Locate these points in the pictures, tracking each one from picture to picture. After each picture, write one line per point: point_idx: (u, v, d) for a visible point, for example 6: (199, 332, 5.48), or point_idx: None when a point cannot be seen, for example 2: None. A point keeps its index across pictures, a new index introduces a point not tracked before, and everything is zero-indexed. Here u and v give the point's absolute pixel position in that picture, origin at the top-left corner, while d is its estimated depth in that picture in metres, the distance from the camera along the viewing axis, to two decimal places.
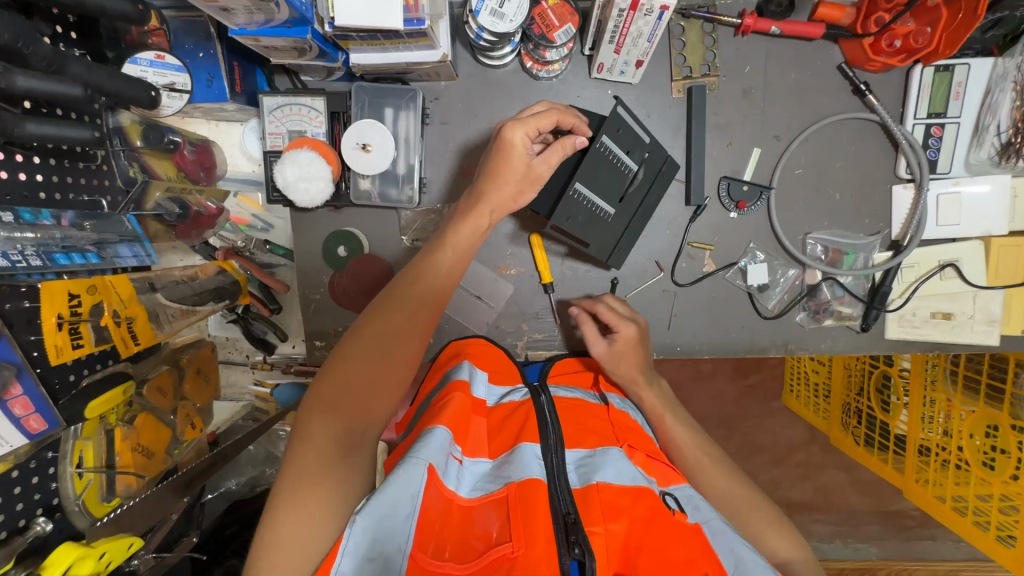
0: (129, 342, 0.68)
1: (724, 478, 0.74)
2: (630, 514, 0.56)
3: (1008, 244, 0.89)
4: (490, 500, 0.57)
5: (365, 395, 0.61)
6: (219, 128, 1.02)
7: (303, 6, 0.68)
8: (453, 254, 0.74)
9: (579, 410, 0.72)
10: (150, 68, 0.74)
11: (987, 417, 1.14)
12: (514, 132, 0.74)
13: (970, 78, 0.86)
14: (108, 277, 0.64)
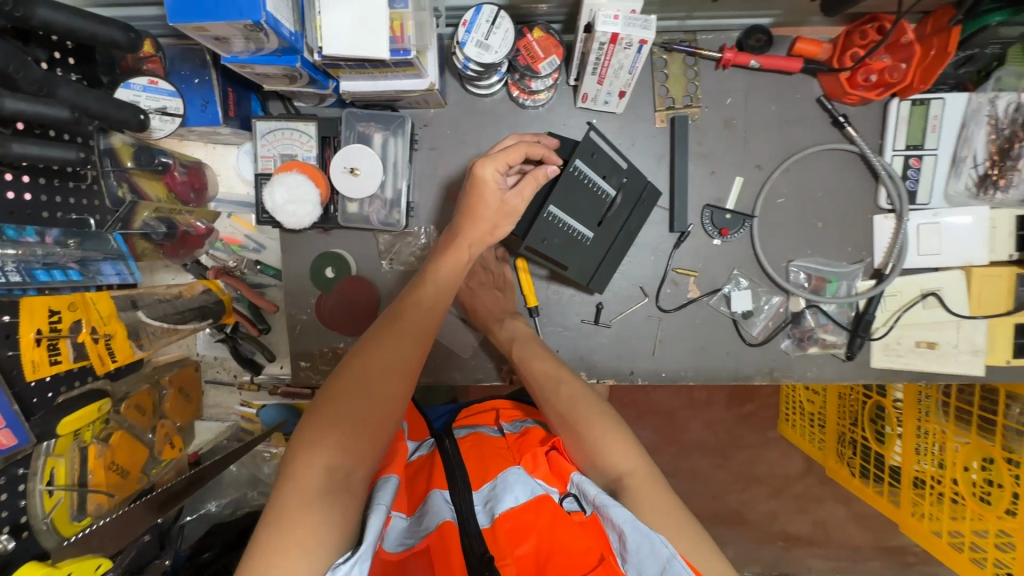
0: (107, 358, 0.67)
1: (583, 408, 0.74)
2: (538, 532, 0.58)
3: (988, 274, 0.89)
4: (411, 552, 0.58)
5: (356, 429, 0.57)
6: (216, 151, 1.06)
7: (294, 37, 0.70)
8: (438, 289, 0.73)
9: (480, 445, 0.74)
10: (142, 93, 0.79)
11: (981, 449, 1.15)
12: (487, 167, 0.76)
13: (945, 112, 0.88)
14: (88, 294, 0.65)
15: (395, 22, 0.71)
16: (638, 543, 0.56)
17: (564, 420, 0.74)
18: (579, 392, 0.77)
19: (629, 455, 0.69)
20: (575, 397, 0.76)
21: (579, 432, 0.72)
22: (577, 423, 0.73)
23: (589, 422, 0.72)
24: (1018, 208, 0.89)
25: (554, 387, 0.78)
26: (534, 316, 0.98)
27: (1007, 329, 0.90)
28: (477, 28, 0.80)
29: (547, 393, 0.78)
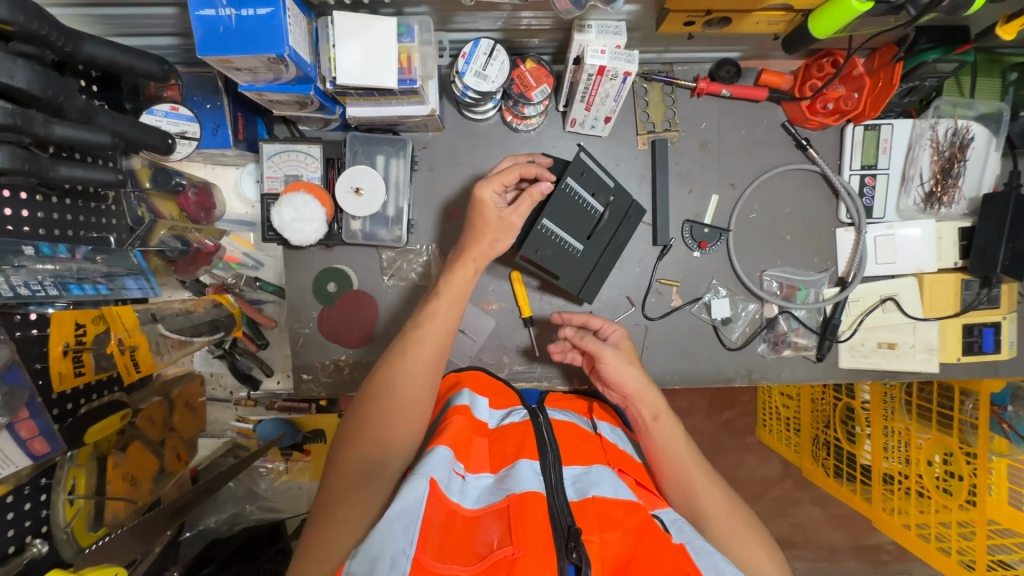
0: (131, 370, 0.72)
1: (739, 520, 0.72)
2: (624, 527, 0.59)
3: (938, 279, 0.99)
4: (492, 512, 0.59)
5: (383, 429, 0.69)
6: (216, 172, 1.09)
7: (309, 68, 0.75)
8: (451, 297, 0.81)
9: (573, 435, 0.76)
10: (164, 118, 0.83)
11: (941, 444, 1.24)
12: (486, 189, 0.84)
13: (894, 136, 0.99)
14: (115, 306, 0.68)
15: (403, 55, 0.78)
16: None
17: (725, 526, 0.71)
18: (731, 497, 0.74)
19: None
20: (731, 503, 0.73)
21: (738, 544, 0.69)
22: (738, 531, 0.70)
23: (746, 537, 0.70)
24: (960, 221, 0.99)
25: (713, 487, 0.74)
26: (529, 326, 1.03)
27: (955, 328, 1.00)
28: (475, 59, 0.87)
29: (706, 490, 0.74)
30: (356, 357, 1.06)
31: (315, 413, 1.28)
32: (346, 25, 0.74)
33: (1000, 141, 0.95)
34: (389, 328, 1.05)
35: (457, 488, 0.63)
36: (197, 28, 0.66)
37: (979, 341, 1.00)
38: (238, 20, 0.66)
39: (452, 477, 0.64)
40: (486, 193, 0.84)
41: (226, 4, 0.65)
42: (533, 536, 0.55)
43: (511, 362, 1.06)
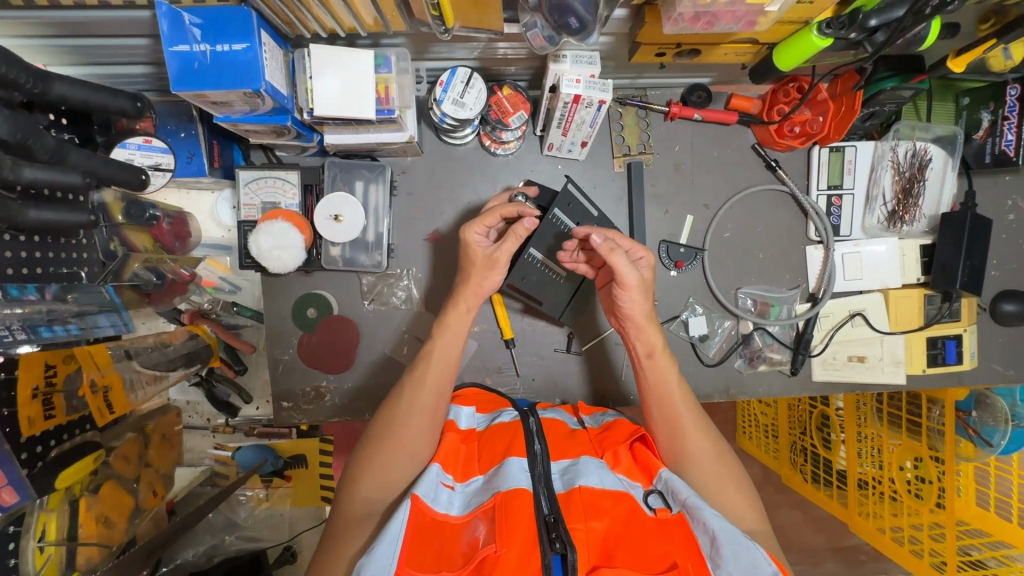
0: (105, 411, 0.72)
1: (725, 466, 0.78)
2: (611, 515, 0.67)
3: (902, 294, 1.03)
4: (480, 513, 0.67)
5: (385, 467, 0.75)
6: (190, 196, 1.04)
7: (286, 99, 0.75)
8: (449, 338, 0.83)
9: (558, 430, 0.85)
10: (137, 152, 0.77)
11: (910, 449, 1.29)
12: (471, 232, 0.85)
13: (858, 157, 1.03)
14: (86, 347, 0.70)
15: (380, 85, 0.79)
16: (730, 550, 0.61)
17: (710, 470, 0.77)
18: (719, 445, 0.80)
19: (758, 523, 0.74)
20: (718, 449, 0.79)
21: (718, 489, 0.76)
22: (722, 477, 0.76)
23: (728, 482, 0.76)
24: (921, 238, 1.03)
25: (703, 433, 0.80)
26: (511, 347, 1.04)
27: (920, 342, 1.04)
28: (452, 87, 0.88)
29: (693, 433, 0.79)
30: (337, 384, 1.05)
31: (296, 439, 1.26)
32: (323, 57, 0.74)
33: (956, 161, 1.01)
34: (370, 353, 1.05)
35: (445, 500, 0.71)
36: (171, 63, 0.66)
37: (942, 352, 1.05)
38: (213, 55, 0.66)
39: (439, 489, 0.72)
40: (470, 233, 0.84)
41: (201, 39, 0.65)
42: (515, 535, 0.62)
43: (493, 383, 1.07)
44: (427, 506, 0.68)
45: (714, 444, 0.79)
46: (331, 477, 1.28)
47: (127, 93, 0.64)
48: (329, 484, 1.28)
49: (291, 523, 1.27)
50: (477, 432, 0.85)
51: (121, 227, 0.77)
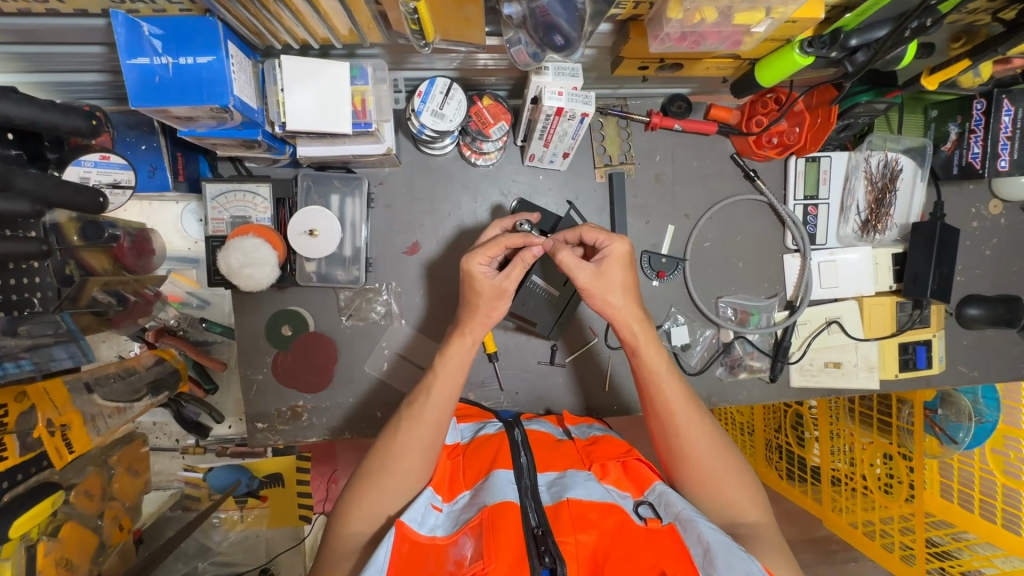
0: (65, 450, 0.67)
1: (723, 455, 0.76)
2: (600, 527, 0.65)
3: (876, 302, 1.06)
4: (468, 530, 0.65)
5: (378, 504, 0.73)
6: (151, 208, 0.98)
7: (255, 113, 0.71)
8: (446, 375, 0.79)
9: (546, 442, 0.83)
10: (93, 169, 0.74)
11: (881, 447, 1.34)
12: (473, 262, 0.79)
13: (832, 168, 1.05)
14: (41, 382, 0.66)
15: (356, 97, 0.75)
16: (724, 561, 0.60)
17: (708, 462, 0.76)
18: (717, 433, 0.78)
19: (757, 509, 0.75)
20: (716, 440, 0.77)
21: (717, 480, 0.75)
22: (720, 469, 0.75)
23: (727, 471, 0.75)
24: (893, 247, 1.06)
25: (699, 424, 0.77)
26: (494, 361, 1.02)
27: (893, 347, 1.07)
28: (432, 98, 0.85)
29: (688, 424, 0.77)
30: (315, 403, 1.01)
31: (271, 457, 1.21)
32: (295, 70, 0.70)
33: (925, 171, 1.03)
34: (348, 370, 1.02)
35: (433, 522, 0.69)
36: (130, 76, 0.61)
37: (914, 357, 1.08)
38: (176, 69, 0.61)
39: (427, 511, 0.70)
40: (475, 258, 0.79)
41: (162, 52, 0.61)
42: (503, 551, 0.60)
43: (476, 398, 1.05)
44: (412, 531, 0.67)
45: (711, 434, 0.77)
46: (309, 495, 1.24)
47: (82, 110, 0.60)
48: (307, 502, 1.24)
49: (268, 544, 1.23)
50: (463, 446, 0.84)
51: (77, 250, 0.72)
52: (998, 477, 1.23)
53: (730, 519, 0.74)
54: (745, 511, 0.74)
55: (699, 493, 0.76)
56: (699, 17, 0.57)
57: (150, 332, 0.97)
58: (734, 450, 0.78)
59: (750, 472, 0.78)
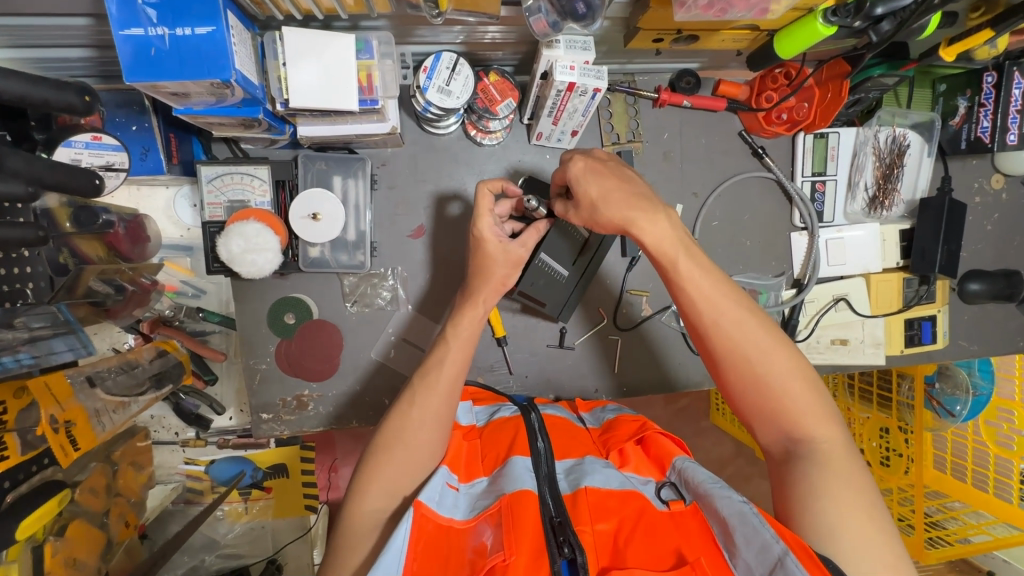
0: (70, 447, 0.63)
1: (774, 360, 0.68)
2: (620, 514, 0.63)
3: (883, 278, 1.06)
4: (487, 518, 0.64)
5: (394, 479, 0.70)
6: (140, 192, 0.94)
7: (257, 90, 0.67)
8: (456, 344, 0.76)
9: (563, 427, 0.82)
10: (85, 150, 0.67)
11: (879, 421, 1.38)
12: (486, 228, 0.77)
13: (841, 144, 1.04)
14: (41, 376, 0.62)
15: (361, 73, 0.72)
16: (743, 537, 0.58)
17: (755, 367, 0.69)
18: (763, 335, 0.70)
19: (822, 422, 0.67)
20: (762, 343, 0.69)
21: (769, 388, 0.68)
22: (771, 375, 0.68)
23: (779, 377, 0.68)
24: (900, 223, 1.06)
25: (739, 325, 0.70)
26: (503, 345, 1.00)
27: (898, 323, 1.08)
28: (438, 74, 0.82)
29: (725, 327, 0.70)
30: (321, 392, 0.99)
31: (274, 447, 1.19)
32: (299, 43, 0.67)
33: (932, 147, 1.03)
34: (355, 358, 0.99)
35: (451, 501, 0.68)
36: (122, 49, 0.57)
37: (918, 333, 1.09)
38: (173, 41, 0.57)
39: (444, 491, 0.68)
40: (481, 194, 0.77)
41: (157, 22, 0.57)
42: (523, 541, 0.59)
43: (486, 382, 1.04)
44: (432, 512, 0.65)
45: (755, 336, 0.69)
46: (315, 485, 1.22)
47: (74, 86, 0.56)
48: (313, 492, 1.23)
49: (274, 535, 1.22)
50: (478, 429, 0.82)
51: (70, 238, 0.68)
52: (990, 448, 1.25)
53: (789, 430, 0.67)
54: (806, 422, 0.67)
55: (750, 403, 0.70)
56: None
57: (147, 321, 0.94)
58: (789, 353, 0.69)
59: (809, 378, 0.69)
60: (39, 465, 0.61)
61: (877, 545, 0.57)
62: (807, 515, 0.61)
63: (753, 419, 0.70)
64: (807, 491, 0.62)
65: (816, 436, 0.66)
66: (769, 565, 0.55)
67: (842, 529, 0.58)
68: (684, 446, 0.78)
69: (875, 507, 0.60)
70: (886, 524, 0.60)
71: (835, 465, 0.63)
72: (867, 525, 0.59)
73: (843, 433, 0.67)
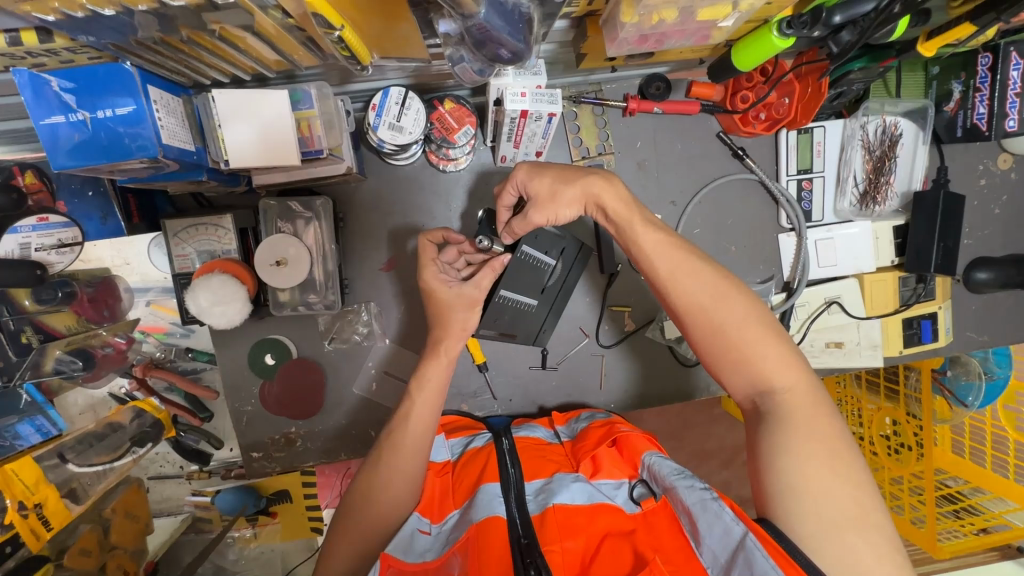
0: (42, 529, 0.71)
1: (734, 309, 0.67)
2: (588, 532, 0.62)
3: (877, 279, 1.01)
4: (456, 548, 0.63)
5: (366, 527, 0.74)
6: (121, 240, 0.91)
7: (193, 155, 0.66)
8: (424, 401, 0.79)
9: (536, 448, 0.81)
10: (33, 232, 0.75)
11: (887, 412, 1.28)
12: (432, 278, 0.82)
13: (827, 139, 0.98)
14: (8, 466, 0.70)
15: (301, 124, 0.70)
16: (705, 522, 0.59)
17: (711, 317, 0.67)
18: (720, 282, 0.68)
19: (787, 369, 0.64)
20: (719, 291, 0.68)
21: (730, 337, 0.66)
22: (730, 324, 0.66)
23: (740, 325, 0.66)
24: (893, 219, 1.01)
25: (693, 275, 0.69)
26: (485, 370, 1.00)
27: (896, 325, 1.03)
28: (387, 111, 0.79)
29: (681, 279, 0.69)
30: (307, 429, 1.00)
31: (280, 474, 1.19)
32: (229, 104, 0.64)
33: (927, 133, 0.97)
34: (338, 393, 1.00)
35: (422, 547, 0.67)
36: (49, 138, 0.57)
37: (918, 332, 1.04)
38: (95, 124, 0.57)
39: (414, 537, 0.68)
40: (422, 245, 0.84)
41: (77, 107, 0.56)
42: (488, 568, 0.59)
43: (470, 408, 1.03)
44: (399, 559, 0.64)
45: (711, 285, 0.68)
46: (318, 508, 1.23)
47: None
48: (317, 514, 1.23)
49: (284, 557, 1.24)
50: (452, 464, 0.82)
51: (34, 316, 0.80)
52: (1010, 432, 1.17)
53: (754, 377, 0.65)
54: (770, 369, 0.64)
55: (714, 353, 0.68)
56: (658, 18, 0.58)
57: (138, 366, 0.97)
58: (746, 299, 0.68)
59: (772, 326, 0.67)
60: (8, 549, 0.67)
61: (836, 490, 0.56)
62: (769, 475, 0.60)
63: (719, 368, 0.68)
64: (771, 436, 0.61)
65: (780, 383, 0.64)
66: (731, 547, 0.56)
67: (801, 473, 0.58)
68: (657, 441, 0.78)
69: (840, 453, 0.59)
70: (851, 469, 0.58)
71: (798, 411, 0.62)
72: (826, 469, 0.57)
73: (811, 379, 0.65)
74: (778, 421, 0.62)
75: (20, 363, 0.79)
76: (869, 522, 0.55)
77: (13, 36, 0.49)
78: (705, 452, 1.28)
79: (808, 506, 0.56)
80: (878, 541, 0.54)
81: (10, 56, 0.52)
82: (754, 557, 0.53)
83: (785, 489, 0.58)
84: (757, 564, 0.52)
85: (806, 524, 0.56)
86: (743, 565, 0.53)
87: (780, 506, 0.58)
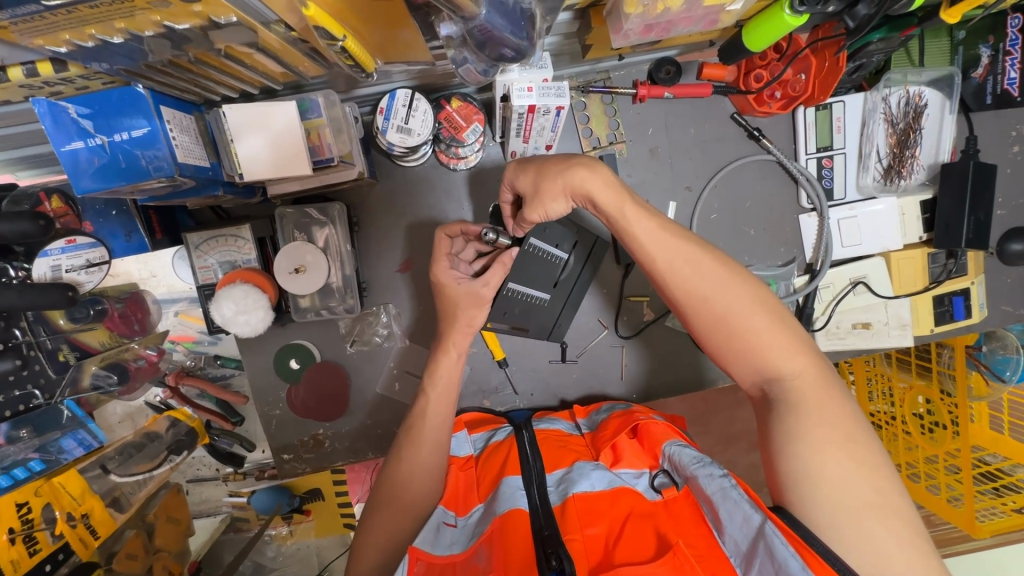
0: (90, 537, 0.78)
1: (735, 297, 0.65)
2: (610, 516, 0.63)
3: (904, 256, 0.99)
4: (482, 540, 0.64)
5: (394, 519, 0.76)
6: (147, 255, 0.95)
7: (209, 171, 0.67)
8: (440, 402, 0.82)
9: (557, 439, 0.82)
10: (62, 254, 0.77)
11: (920, 390, 1.22)
12: (444, 274, 0.84)
13: (847, 113, 0.95)
14: (55, 479, 0.77)
15: (311, 132, 0.71)
16: (726, 509, 0.59)
17: (714, 306, 0.66)
18: (721, 269, 0.67)
19: (794, 354, 0.63)
20: (720, 278, 0.66)
21: (733, 327, 0.65)
22: (732, 313, 0.65)
23: (744, 312, 0.65)
24: (920, 194, 0.98)
25: (693, 264, 0.67)
26: (505, 367, 1.01)
27: (925, 302, 1.00)
28: (394, 114, 0.79)
29: (681, 271, 0.67)
30: (334, 430, 1.02)
31: (307, 473, 1.19)
32: (239, 117, 0.65)
33: (954, 102, 0.93)
34: (362, 394, 1.02)
35: (448, 540, 0.67)
36: (70, 162, 0.58)
37: (950, 309, 1.01)
38: (112, 147, 0.58)
39: (440, 530, 0.69)
40: (437, 240, 0.85)
41: (94, 132, 0.57)
42: (512, 560, 0.59)
43: (492, 404, 1.04)
44: (426, 553, 0.64)
45: (712, 272, 0.66)
46: (350, 505, 1.23)
47: (28, 213, 0.66)
48: (349, 512, 1.23)
49: (319, 553, 1.24)
50: (475, 460, 0.82)
51: (69, 333, 0.83)
52: None
53: (760, 365, 0.64)
54: (777, 357, 0.63)
55: (719, 346, 0.67)
56: (661, 8, 0.60)
57: (170, 375, 1.00)
58: (748, 287, 0.66)
59: (775, 312, 0.65)
60: (61, 556, 0.73)
61: (851, 475, 0.56)
62: (782, 464, 0.59)
63: (725, 358, 0.68)
64: (782, 422, 0.60)
65: (789, 369, 0.63)
66: (750, 535, 0.55)
67: (817, 459, 0.57)
68: (680, 431, 0.77)
69: (855, 437, 0.58)
70: (868, 453, 0.57)
71: (809, 398, 0.61)
72: (843, 454, 0.56)
73: (819, 361, 0.64)
74: (787, 407, 0.61)
75: (59, 380, 0.82)
76: (886, 503, 0.55)
77: (30, 68, 0.51)
78: (733, 436, 1.09)
79: (825, 494, 0.55)
80: (899, 526, 0.53)
81: (28, 87, 0.54)
82: (774, 545, 0.52)
83: (800, 477, 0.57)
84: (776, 551, 0.52)
85: (817, 508, 0.55)
86: (764, 553, 0.53)
87: (796, 493, 0.57)
